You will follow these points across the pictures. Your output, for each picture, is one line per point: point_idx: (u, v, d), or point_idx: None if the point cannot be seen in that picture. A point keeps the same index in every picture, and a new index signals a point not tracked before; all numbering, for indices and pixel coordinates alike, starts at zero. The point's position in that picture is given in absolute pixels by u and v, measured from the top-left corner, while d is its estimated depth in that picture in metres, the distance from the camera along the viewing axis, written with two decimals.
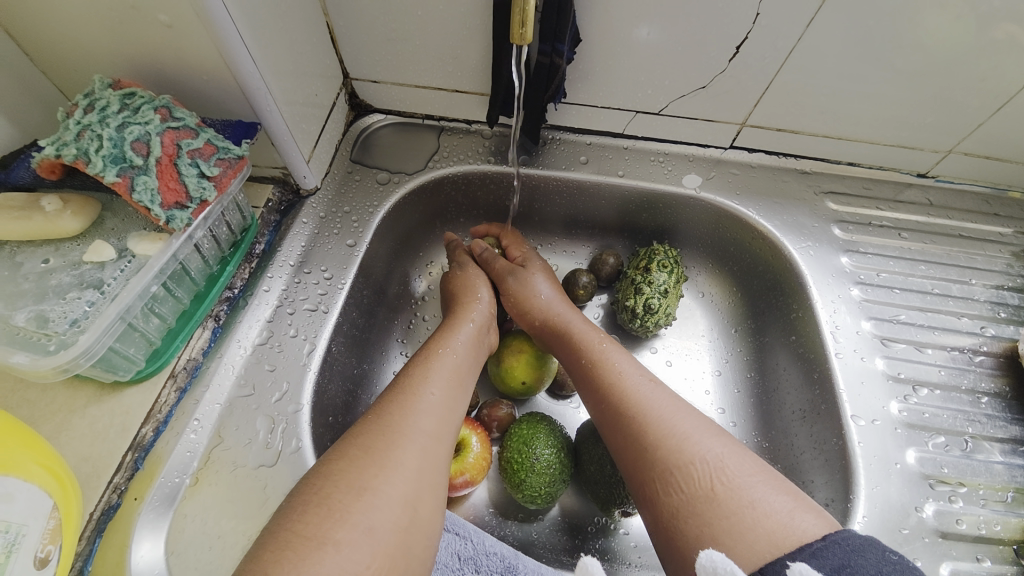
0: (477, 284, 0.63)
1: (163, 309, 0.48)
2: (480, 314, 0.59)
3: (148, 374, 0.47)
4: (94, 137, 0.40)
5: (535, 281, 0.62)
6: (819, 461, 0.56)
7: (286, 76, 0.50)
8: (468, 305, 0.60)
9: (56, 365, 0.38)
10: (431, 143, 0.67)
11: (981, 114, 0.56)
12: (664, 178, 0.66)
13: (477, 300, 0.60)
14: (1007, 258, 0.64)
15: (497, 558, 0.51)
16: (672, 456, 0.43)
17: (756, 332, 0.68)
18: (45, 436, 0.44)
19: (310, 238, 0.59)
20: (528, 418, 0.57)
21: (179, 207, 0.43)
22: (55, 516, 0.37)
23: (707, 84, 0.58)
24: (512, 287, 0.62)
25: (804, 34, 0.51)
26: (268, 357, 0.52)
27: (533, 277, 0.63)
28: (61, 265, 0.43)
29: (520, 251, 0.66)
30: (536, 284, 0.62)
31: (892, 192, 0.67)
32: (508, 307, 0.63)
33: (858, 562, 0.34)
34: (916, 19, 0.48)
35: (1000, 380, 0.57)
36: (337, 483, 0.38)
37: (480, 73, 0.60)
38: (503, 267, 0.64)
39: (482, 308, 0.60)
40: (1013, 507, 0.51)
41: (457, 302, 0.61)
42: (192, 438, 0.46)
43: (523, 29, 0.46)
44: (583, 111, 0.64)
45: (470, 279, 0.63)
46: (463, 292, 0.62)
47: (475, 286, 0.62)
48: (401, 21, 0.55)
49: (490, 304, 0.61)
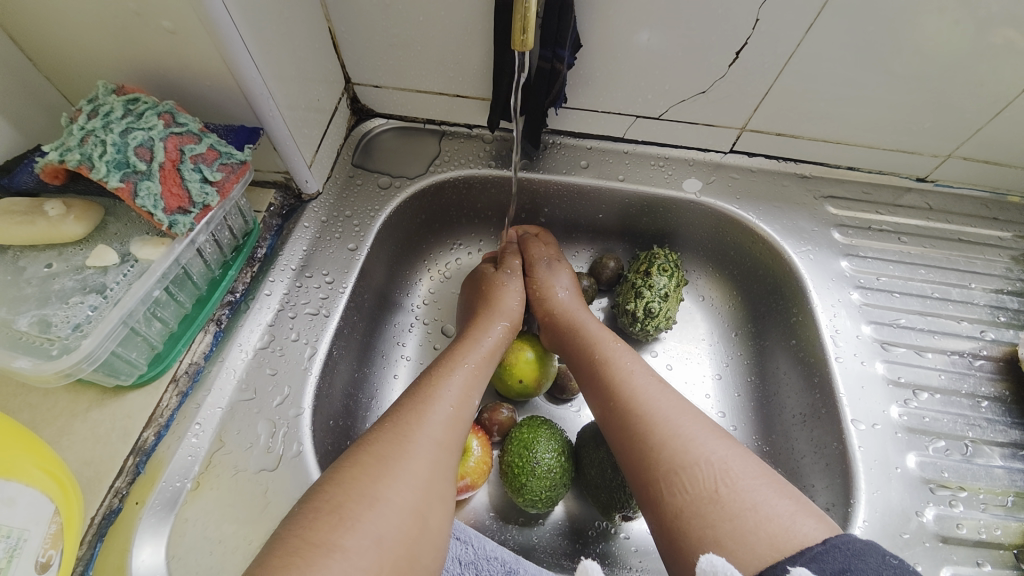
0: (501, 283, 0.63)
1: (165, 313, 0.48)
2: (501, 321, 0.59)
3: (150, 378, 0.48)
4: (99, 143, 0.40)
5: (562, 275, 0.64)
6: (819, 465, 0.56)
7: (289, 81, 0.51)
8: (492, 305, 0.60)
9: (59, 370, 0.38)
10: (433, 148, 0.67)
11: (980, 118, 0.57)
12: (664, 182, 0.66)
13: (497, 303, 0.61)
14: (1006, 263, 0.64)
15: (497, 563, 0.52)
16: (678, 456, 0.43)
17: (757, 336, 0.68)
18: (47, 440, 0.44)
19: (312, 242, 0.59)
20: (530, 422, 0.57)
21: (182, 212, 0.43)
22: (57, 520, 0.37)
23: (707, 90, 0.58)
24: (543, 274, 0.64)
25: (803, 39, 0.51)
26: (270, 361, 0.52)
27: (560, 271, 0.65)
28: (64, 270, 0.43)
29: (551, 247, 0.68)
30: (561, 276, 0.64)
31: (891, 196, 0.67)
32: (530, 295, 0.64)
33: (858, 565, 0.34)
34: (914, 24, 0.49)
35: (1000, 385, 0.58)
36: (349, 492, 0.38)
37: (481, 78, 0.60)
38: (538, 254, 0.65)
39: (501, 314, 0.59)
40: (1014, 512, 0.52)
41: (487, 299, 0.61)
42: (194, 443, 0.47)
43: (525, 35, 0.47)
44: (583, 115, 0.64)
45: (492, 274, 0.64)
46: (488, 295, 0.62)
47: (498, 282, 0.63)
48: (402, 27, 0.56)
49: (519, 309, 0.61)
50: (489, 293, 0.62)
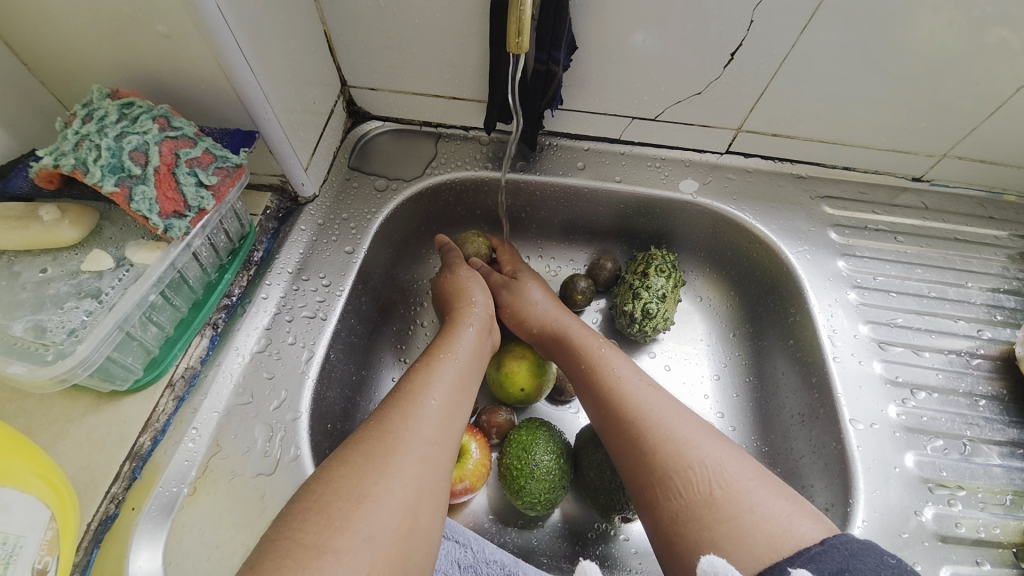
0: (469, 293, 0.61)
1: (161, 317, 0.48)
2: (479, 318, 0.59)
3: (146, 383, 0.47)
4: (93, 147, 0.40)
5: (532, 291, 0.63)
6: (818, 465, 0.56)
7: (285, 84, 0.51)
8: (464, 307, 0.59)
9: (54, 375, 0.38)
10: (429, 150, 0.67)
11: (975, 118, 0.57)
12: (661, 183, 0.66)
13: (468, 302, 0.60)
14: (1003, 261, 0.64)
15: (497, 566, 0.51)
16: (672, 461, 0.43)
17: (755, 336, 0.68)
18: (43, 446, 0.44)
19: (309, 245, 0.59)
20: (528, 424, 0.57)
21: (178, 216, 0.43)
22: (53, 526, 0.37)
23: (703, 90, 0.58)
24: (507, 299, 0.63)
25: (798, 40, 0.52)
26: (267, 364, 0.52)
27: (526, 287, 0.63)
28: (59, 274, 0.43)
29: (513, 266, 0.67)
30: (529, 292, 0.63)
31: (887, 196, 0.67)
32: (506, 317, 0.64)
33: (856, 566, 0.34)
34: (908, 25, 0.49)
35: (997, 383, 0.58)
36: (337, 490, 0.38)
37: (478, 79, 0.60)
38: (498, 281, 0.65)
39: (480, 316, 0.59)
40: (1012, 511, 0.52)
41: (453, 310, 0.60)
42: (191, 447, 0.46)
43: (520, 37, 0.46)
44: (580, 117, 0.65)
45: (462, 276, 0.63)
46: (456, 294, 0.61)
47: (468, 291, 0.61)
48: (398, 29, 0.56)
49: (485, 307, 0.61)
50: (453, 304, 0.61)
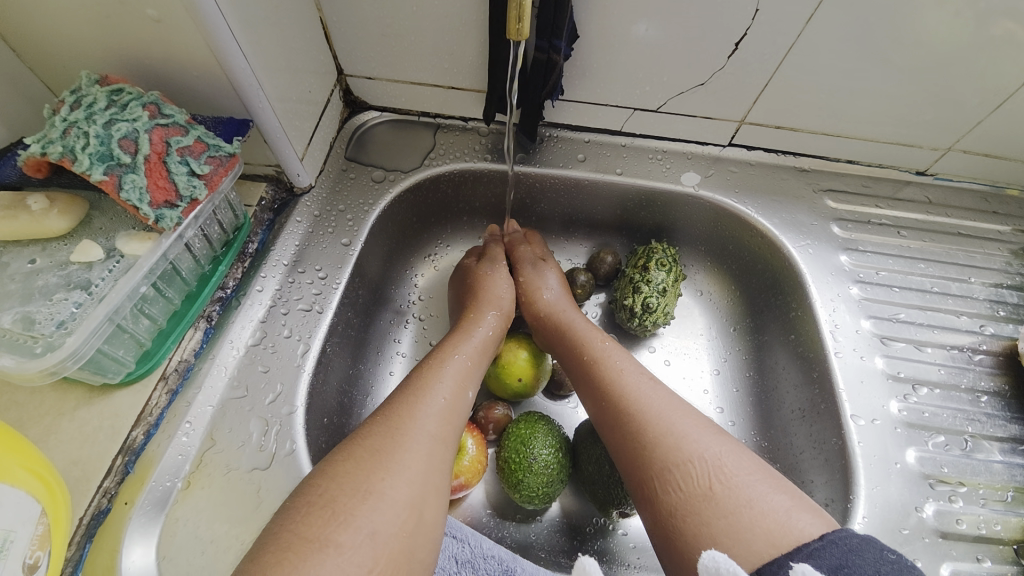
0: (490, 283, 0.61)
1: (153, 310, 0.47)
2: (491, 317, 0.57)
3: (139, 376, 0.47)
4: (82, 134, 0.39)
5: (548, 275, 0.63)
6: (818, 460, 0.56)
7: (279, 72, 0.50)
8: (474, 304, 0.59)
9: (43, 368, 0.37)
10: (428, 140, 0.66)
11: (980, 112, 0.56)
12: (662, 176, 0.65)
13: (484, 298, 0.60)
14: (1006, 257, 0.64)
15: (495, 561, 0.51)
16: (670, 455, 0.43)
17: (755, 331, 0.68)
18: (34, 440, 0.43)
19: (305, 237, 0.59)
20: (527, 417, 0.57)
21: (169, 206, 0.42)
22: (43, 521, 0.36)
23: (705, 81, 0.57)
24: (528, 274, 0.63)
25: (803, 30, 0.51)
26: (262, 358, 0.51)
27: (547, 270, 0.64)
28: (48, 265, 0.42)
29: (538, 247, 0.67)
30: (547, 277, 0.63)
31: (891, 189, 0.66)
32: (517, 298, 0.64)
33: (856, 561, 0.34)
34: (914, 15, 0.48)
35: (1000, 379, 0.57)
36: (341, 485, 0.37)
37: (477, 68, 0.59)
38: (525, 254, 0.65)
39: (494, 310, 0.59)
40: (1013, 507, 0.51)
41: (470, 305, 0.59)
42: (185, 441, 0.46)
43: (521, 24, 0.45)
44: (581, 108, 0.64)
45: (485, 271, 0.63)
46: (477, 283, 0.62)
47: (487, 284, 0.61)
48: (395, 17, 0.55)
49: (508, 301, 0.61)
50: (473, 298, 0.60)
